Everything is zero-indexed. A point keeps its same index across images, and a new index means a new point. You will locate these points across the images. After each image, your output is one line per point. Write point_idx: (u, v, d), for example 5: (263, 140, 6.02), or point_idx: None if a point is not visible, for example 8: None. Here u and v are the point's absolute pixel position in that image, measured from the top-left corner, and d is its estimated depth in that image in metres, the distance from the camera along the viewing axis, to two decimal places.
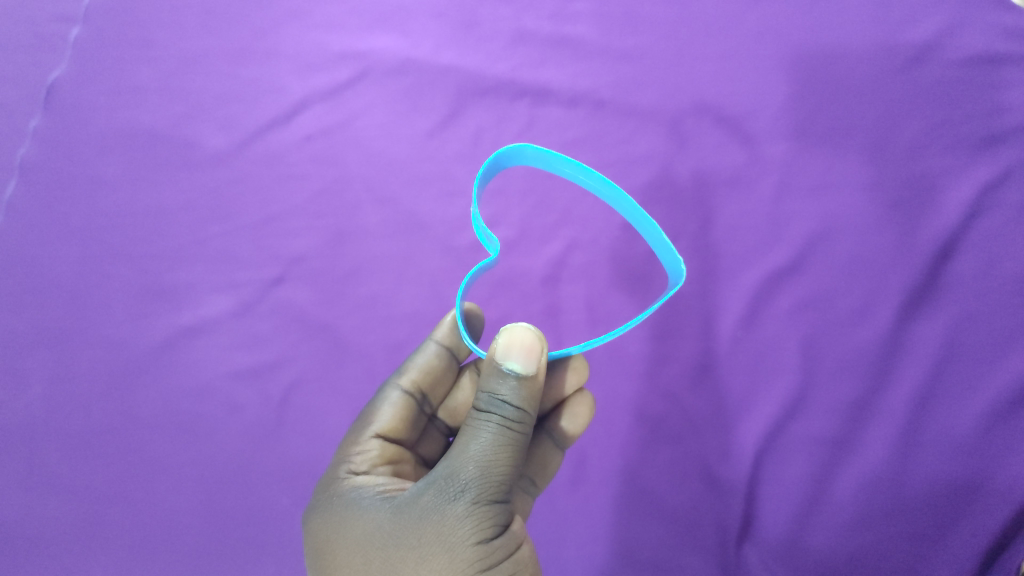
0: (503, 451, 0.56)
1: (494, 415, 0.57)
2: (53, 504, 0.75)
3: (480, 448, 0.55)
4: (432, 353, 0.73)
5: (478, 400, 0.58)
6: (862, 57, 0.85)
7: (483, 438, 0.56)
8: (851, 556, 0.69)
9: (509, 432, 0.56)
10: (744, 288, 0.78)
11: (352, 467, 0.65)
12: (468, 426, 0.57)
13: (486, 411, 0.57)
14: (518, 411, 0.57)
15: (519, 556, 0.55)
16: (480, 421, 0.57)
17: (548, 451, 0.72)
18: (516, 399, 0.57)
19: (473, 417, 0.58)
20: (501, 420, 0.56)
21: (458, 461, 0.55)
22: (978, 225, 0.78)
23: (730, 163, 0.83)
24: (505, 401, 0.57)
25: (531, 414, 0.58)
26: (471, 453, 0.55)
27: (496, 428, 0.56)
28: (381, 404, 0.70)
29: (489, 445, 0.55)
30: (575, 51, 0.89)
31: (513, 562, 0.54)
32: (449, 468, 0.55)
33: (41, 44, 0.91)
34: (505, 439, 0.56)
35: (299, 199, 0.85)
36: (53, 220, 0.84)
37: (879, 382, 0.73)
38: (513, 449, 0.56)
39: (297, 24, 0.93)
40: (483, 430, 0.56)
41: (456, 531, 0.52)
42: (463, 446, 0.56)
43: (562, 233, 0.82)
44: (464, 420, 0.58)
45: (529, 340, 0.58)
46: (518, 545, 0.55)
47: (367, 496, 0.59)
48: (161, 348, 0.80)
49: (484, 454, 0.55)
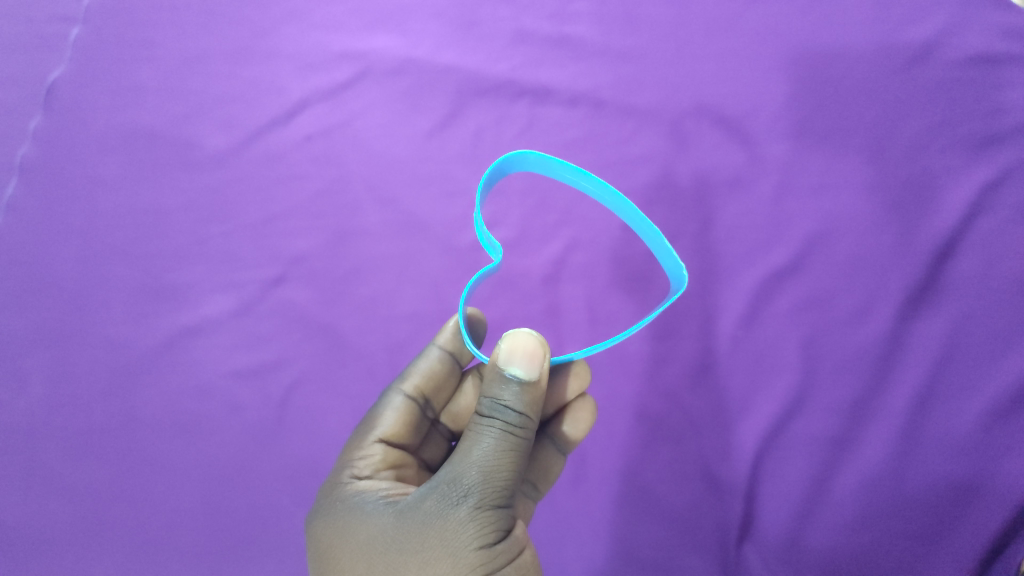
0: (506, 456, 0.56)
1: (496, 420, 0.57)
2: (53, 505, 0.75)
3: (482, 453, 0.55)
4: (434, 358, 0.73)
5: (481, 405, 0.58)
6: (861, 57, 0.86)
7: (485, 443, 0.56)
8: (851, 555, 0.69)
9: (511, 437, 0.56)
10: (744, 288, 0.78)
11: (355, 471, 0.65)
12: (470, 432, 0.57)
13: (489, 417, 0.57)
14: (520, 416, 0.57)
15: (522, 560, 0.55)
16: (483, 426, 0.57)
17: (551, 456, 0.72)
18: (519, 405, 0.57)
19: (476, 422, 0.58)
20: (503, 425, 0.57)
21: (461, 466, 0.55)
22: (978, 225, 0.78)
23: (730, 163, 0.84)
24: (507, 407, 0.57)
25: (534, 419, 0.58)
26: (474, 458, 0.55)
27: (499, 433, 0.56)
28: (384, 408, 0.70)
29: (492, 450, 0.56)
30: (575, 51, 0.89)
31: (516, 566, 0.54)
32: (452, 472, 0.55)
33: (41, 44, 0.91)
34: (508, 445, 0.56)
35: (299, 199, 0.85)
36: (52, 220, 0.84)
37: (879, 382, 0.73)
38: (515, 455, 0.56)
39: (297, 23, 0.92)
40: (486, 436, 0.56)
41: (458, 536, 0.52)
42: (466, 451, 0.56)
43: (562, 234, 0.82)
44: (467, 425, 0.58)
45: (531, 346, 0.58)
46: (521, 550, 0.55)
47: (370, 501, 0.59)
48: (162, 348, 0.80)
49: (487, 459, 0.55)
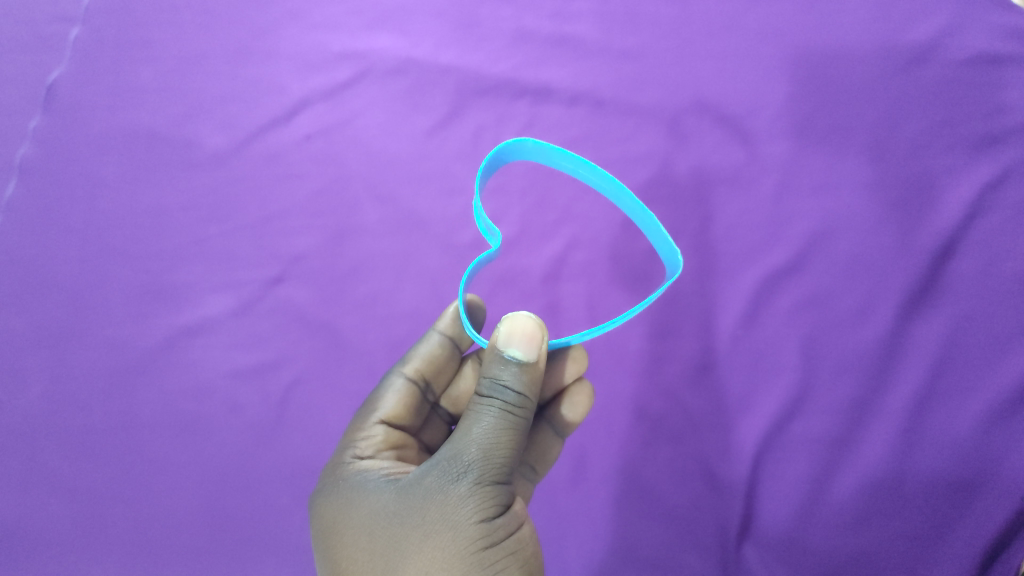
0: (505, 435, 0.56)
1: (495, 400, 0.57)
2: (52, 505, 0.74)
3: (482, 432, 0.55)
4: (435, 342, 0.73)
5: (480, 386, 0.58)
6: (861, 57, 0.86)
7: (485, 422, 0.56)
8: (851, 555, 0.68)
9: (510, 416, 0.56)
10: (744, 286, 0.78)
11: (357, 451, 0.64)
12: (470, 411, 0.57)
13: (488, 396, 0.57)
14: (519, 396, 0.57)
15: (521, 535, 0.55)
16: (482, 405, 0.57)
17: (549, 439, 0.72)
18: (518, 385, 0.57)
19: (476, 402, 0.58)
20: (502, 405, 0.56)
21: (461, 443, 0.55)
22: (978, 225, 0.78)
23: (729, 162, 0.84)
24: (506, 387, 0.57)
25: (533, 399, 0.58)
26: (473, 437, 0.55)
27: (498, 412, 0.56)
28: (385, 391, 0.70)
29: (492, 429, 0.55)
30: (575, 51, 0.89)
31: (516, 541, 0.54)
32: (452, 449, 0.56)
33: (41, 45, 0.91)
34: (507, 424, 0.56)
35: (299, 198, 0.85)
36: (52, 220, 0.84)
37: (879, 380, 0.73)
38: (514, 433, 0.56)
39: (297, 23, 0.93)
40: (485, 415, 0.56)
41: (459, 510, 0.52)
42: (466, 429, 0.56)
43: (562, 232, 0.82)
44: (467, 405, 0.58)
45: (529, 328, 0.58)
46: (520, 525, 0.55)
47: (373, 479, 0.59)
48: (161, 347, 0.80)
49: (486, 437, 0.55)
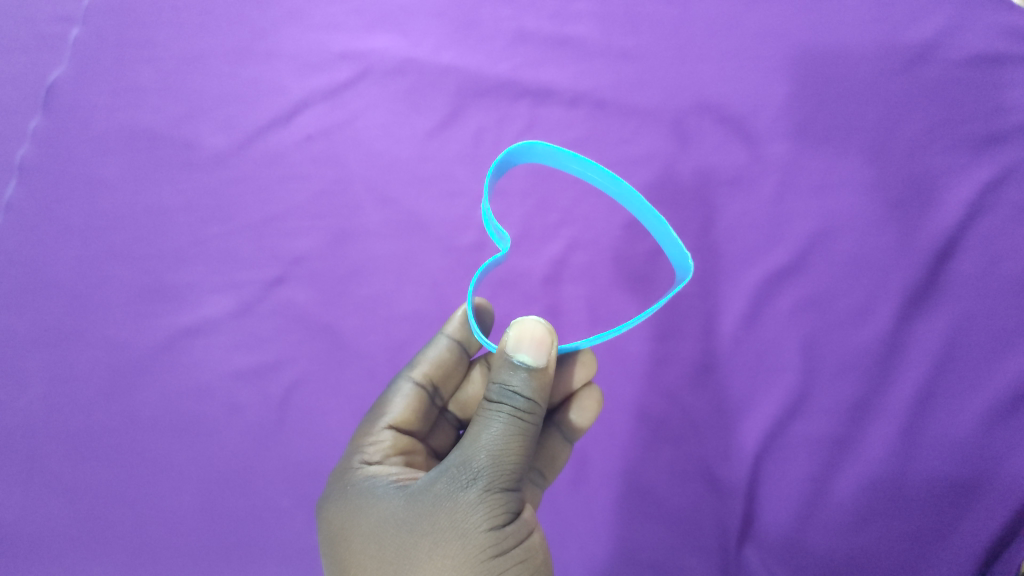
0: (514, 441, 0.56)
1: (505, 406, 0.57)
2: (53, 506, 0.74)
3: (491, 438, 0.55)
4: (443, 346, 0.73)
5: (489, 391, 0.58)
6: (861, 57, 0.85)
7: (494, 428, 0.56)
8: (851, 556, 0.69)
9: (520, 422, 0.56)
10: (745, 288, 0.78)
11: (365, 457, 0.64)
12: (479, 417, 0.57)
13: (497, 402, 0.57)
14: (528, 402, 0.57)
15: (530, 542, 0.55)
16: (491, 411, 0.57)
17: (558, 444, 0.72)
18: (527, 390, 0.57)
19: (485, 407, 0.58)
20: (512, 410, 0.56)
21: (470, 450, 0.55)
22: (978, 226, 0.78)
23: (730, 163, 0.83)
24: (515, 393, 0.57)
25: (542, 405, 0.58)
26: (483, 443, 0.55)
27: (507, 418, 0.56)
28: (393, 395, 0.70)
29: (501, 435, 0.55)
30: (575, 51, 0.89)
31: (525, 548, 0.54)
32: (461, 456, 0.55)
33: (41, 44, 0.91)
34: (517, 429, 0.56)
35: (299, 199, 0.85)
36: (52, 221, 0.84)
37: (880, 381, 0.73)
38: (523, 439, 0.56)
39: (297, 23, 0.92)
40: (494, 421, 0.56)
41: (469, 518, 0.52)
42: (475, 435, 0.56)
43: (563, 234, 0.82)
44: (475, 411, 0.58)
45: (539, 333, 0.58)
46: (529, 532, 0.56)
47: (381, 484, 0.59)
48: (162, 348, 0.80)
49: (495, 443, 0.55)
